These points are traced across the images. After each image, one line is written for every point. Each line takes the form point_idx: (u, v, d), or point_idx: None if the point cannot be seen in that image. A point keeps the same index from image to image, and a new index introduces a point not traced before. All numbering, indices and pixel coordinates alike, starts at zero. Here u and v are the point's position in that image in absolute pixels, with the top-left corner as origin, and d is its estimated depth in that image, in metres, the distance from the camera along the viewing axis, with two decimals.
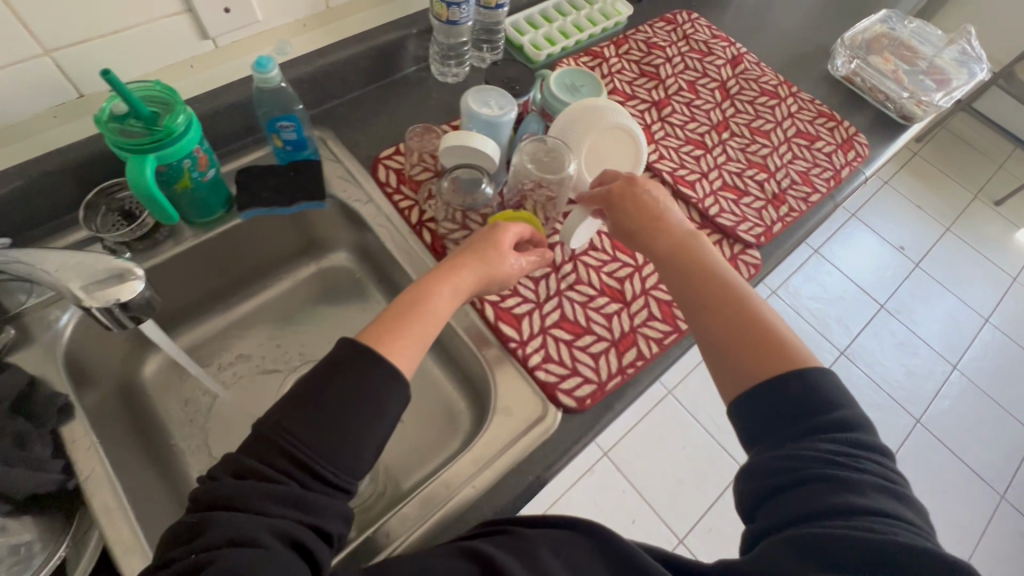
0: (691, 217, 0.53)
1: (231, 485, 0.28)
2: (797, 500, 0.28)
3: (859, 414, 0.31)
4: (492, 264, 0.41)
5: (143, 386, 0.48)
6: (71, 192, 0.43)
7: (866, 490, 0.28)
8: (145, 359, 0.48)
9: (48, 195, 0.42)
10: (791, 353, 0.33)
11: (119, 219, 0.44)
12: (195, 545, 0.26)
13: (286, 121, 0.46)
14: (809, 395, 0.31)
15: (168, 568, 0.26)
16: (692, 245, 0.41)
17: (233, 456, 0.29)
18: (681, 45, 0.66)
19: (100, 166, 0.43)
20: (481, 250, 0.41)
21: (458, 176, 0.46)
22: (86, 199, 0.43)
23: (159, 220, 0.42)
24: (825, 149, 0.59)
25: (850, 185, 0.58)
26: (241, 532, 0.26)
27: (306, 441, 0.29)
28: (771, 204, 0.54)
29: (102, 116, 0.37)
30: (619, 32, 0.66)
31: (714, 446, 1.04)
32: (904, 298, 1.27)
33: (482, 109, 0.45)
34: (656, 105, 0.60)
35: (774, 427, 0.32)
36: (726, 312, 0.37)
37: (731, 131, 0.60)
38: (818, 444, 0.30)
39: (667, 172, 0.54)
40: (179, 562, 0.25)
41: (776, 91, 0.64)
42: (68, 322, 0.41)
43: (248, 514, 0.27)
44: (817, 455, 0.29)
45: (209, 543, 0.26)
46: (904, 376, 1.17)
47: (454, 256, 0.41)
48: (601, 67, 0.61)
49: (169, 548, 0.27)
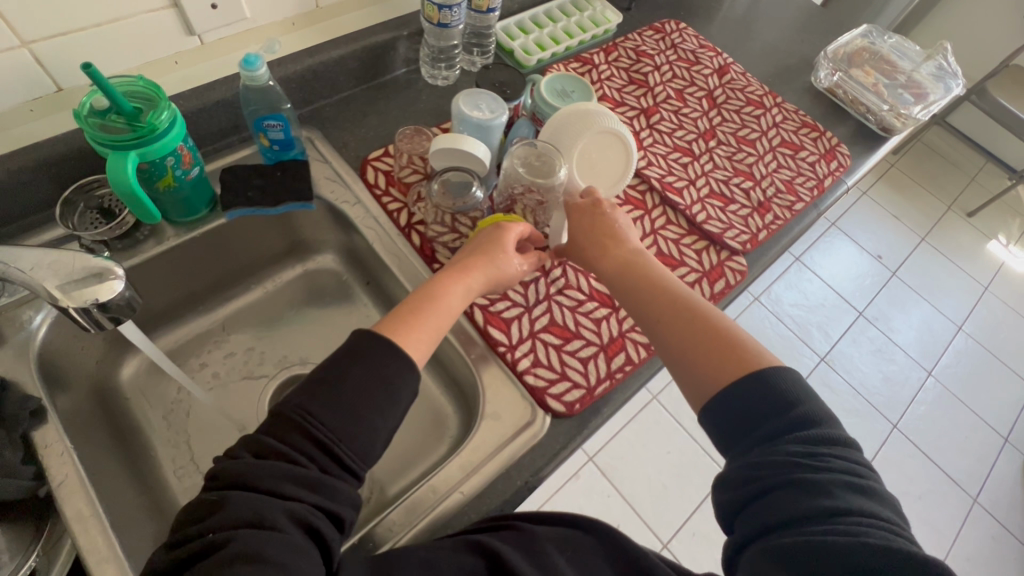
0: (678, 223, 0.54)
1: (248, 465, 0.27)
2: (770, 506, 0.28)
3: (820, 408, 0.31)
4: (500, 265, 0.41)
5: (120, 389, 0.46)
6: (48, 188, 0.42)
7: (834, 490, 0.28)
8: (122, 362, 0.47)
9: (24, 192, 0.41)
10: (751, 356, 0.34)
11: (97, 217, 0.43)
12: (212, 524, 0.25)
13: (272, 120, 0.45)
14: (771, 398, 0.32)
15: (186, 548, 0.25)
16: (643, 261, 0.42)
17: (253, 434, 0.29)
18: (669, 54, 0.66)
19: (78, 162, 0.42)
20: (489, 249, 0.41)
21: (447, 179, 0.46)
22: (63, 195, 0.42)
23: (140, 218, 0.41)
24: (808, 159, 0.61)
25: (833, 194, 0.60)
26: (257, 515, 0.26)
27: (323, 427, 0.29)
28: (756, 211, 0.55)
29: (81, 112, 0.36)
30: (608, 39, 0.67)
31: (698, 451, 1.05)
32: (881, 305, 1.30)
33: (473, 112, 0.45)
34: (644, 113, 0.61)
35: (740, 430, 0.32)
36: (681, 320, 0.38)
37: (718, 139, 0.60)
38: (783, 447, 0.30)
39: (655, 179, 0.55)
40: (197, 540, 0.25)
41: (762, 101, 0.65)
42: (42, 322, 0.40)
43: (266, 495, 0.27)
44: (783, 457, 0.29)
45: (228, 522, 0.25)
46: (882, 383, 1.19)
47: (463, 256, 0.42)
48: (590, 73, 0.62)
49: (187, 527, 0.26)
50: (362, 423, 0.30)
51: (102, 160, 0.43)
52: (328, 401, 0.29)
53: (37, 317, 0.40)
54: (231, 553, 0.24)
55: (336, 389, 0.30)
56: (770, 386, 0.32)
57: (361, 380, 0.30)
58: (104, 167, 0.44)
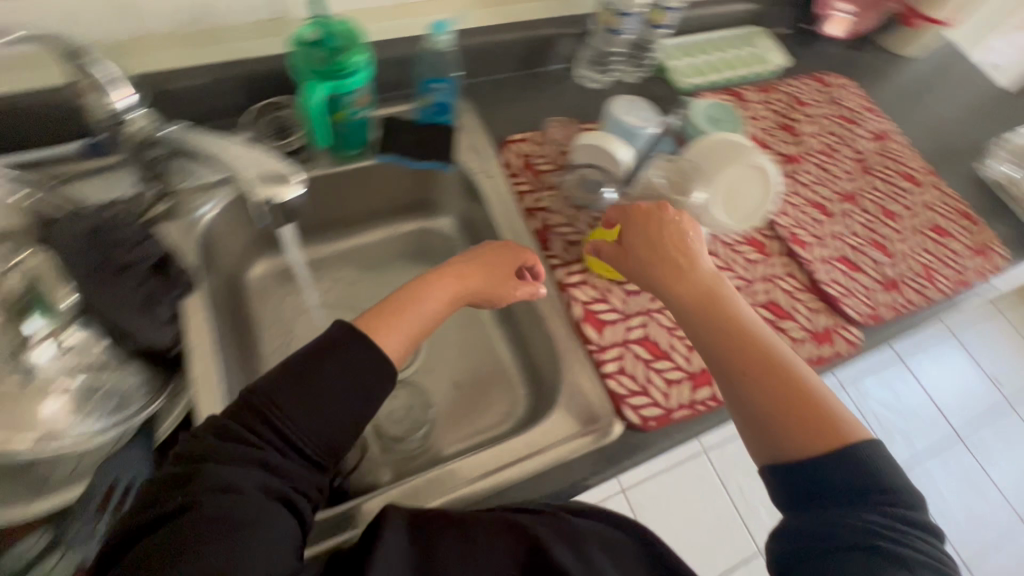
0: (799, 276, 0.52)
1: (214, 441, 0.29)
2: (838, 567, 0.28)
3: (904, 477, 0.31)
4: (501, 288, 0.43)
5: (247, 286, 0.52)
6: (243, 99, 0.48)
7: (915, 566, 0.28)
8: (254, 263, 0.52)
9: (226, 97, 0.47)
10: (816, 413, 0.32)
11: (273, 129, 0.48)
12: (182, 490, 0.27)
13: (438, 83, 0.50)
14: (854, 465, 0.31)
15: (148, 512, 0.27)
16: (720, 291, 0.38)
17: (220, 418, 0.31)
18: (828, 107, 0.64)
19: (275, 83, 0.48)
20: (495, 273, 0.43)
21: (583, 173, 0.48)
22: (254, 106, 0.48)
23: (312, 139, 0.47)
24: (957, 249, 0.56)
25: (972, 294, 0.55)
26: (220, 484, 0.27)
27: (284, 427, 0.30)
28: (884, 287, 0.52)
29: (297, 38, 0.41)
30: (771, 78, 0.66)
31: (736, 521, 1.00)
32: (985, 433, 1.16)
33: (624, 117, 0.47)
34: (787, 159, 0.59)
35: (810, 488, 0.32)
36: (745, 368, 0.35)
37: (859, 203, 0.57)
38: (865, 515, 0.30)
39: (784, 227, 0.53)
40: (159, 506, 0.27)
41: (915, 176, 0.61)
42: (210, 211, 0.44)
43: (226, 466, 0.28)
44: (861, 526, 0.29)
45: (189, 490, 0.27)
46: (962, 517, 1.07)
47: (463, 267, 0.42)
48: (741, 108, 0.61)
49: (158, 489, 0.28)
50: (321, 428, 0.31)
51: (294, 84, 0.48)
52: (276, 395, 0.31)
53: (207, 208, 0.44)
54: (188, 518, 0.26)
55: (299, 390, 0.31)
56: (850, 453, 0.31)
57: (315, 383, 0.31)
58: (292, 90, 0.49)
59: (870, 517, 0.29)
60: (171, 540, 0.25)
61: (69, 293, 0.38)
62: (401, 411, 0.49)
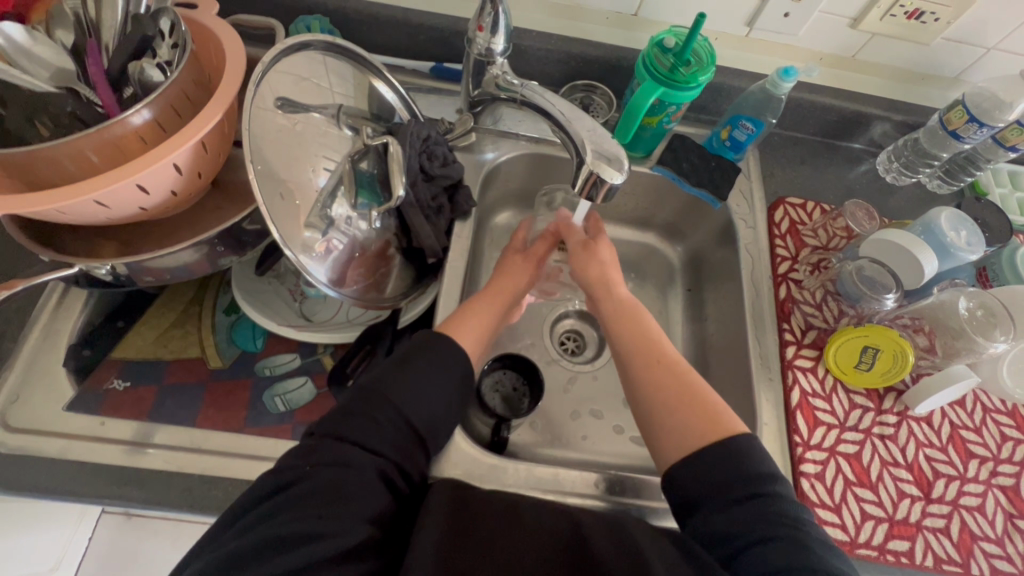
0: (760, 410, 0.68)
1: (236, 530, 0.43)
2: (764, 554, 0.44)
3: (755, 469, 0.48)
4: (481, 307, 0.65)
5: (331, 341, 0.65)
6: (331, 180, 0.59)
7: (774, 524, 0.45)
8: (345, 331, 0.66)
9: (326, 176, 0.59)
10: (709, 421, 0.53)
11: (346, 184, 0.60)
12: (225, 533, 0.43)
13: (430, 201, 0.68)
14: (728, 468, 0.49)
15: (232, 542, 0.42)
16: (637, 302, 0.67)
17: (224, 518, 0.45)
18: (815, 230, 0.79)
19: (366, 182, 0.61)
20: (485, 297, 0.67)
21: (591, 193, 0.59)
22: (337, 167, 0.60)
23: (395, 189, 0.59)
24: (910, 379, 0.70)
25: (930, 399, 0.66)
26: (293, 518, 0.42)
27: (295, 491, 0.44)
28: (841, 429, 0.67)
29: None
30: (764, 208, 0.80)
31: None
32: None
33: (600, 156, 0.56)
34: (776, 289, 0.75)
35: (718, 488, 0.48)
36: (653, 354, 0.61)
37: (830, 347, 0.70)
38: (744, 505, 0.47)
39: (756, 355, 0.71)
40: (230, 539, 0.42)
41: (919, 273, 0.66)
42: (319, 269, 0.59)
43: (267, 521, 0.42)
44: (766, 519, 0.46)
45: (241, 529, 0.43)
46: None
47: (480, 298, 0.67)
48: (750, 238, 0.78)
49: (219, 530, 0.44)
50: (337, 511, 0.44)
51: (369, 178, 0.61)
52: (287, 454, 0.49)
53: (287, 256, 0.56)
54: (265, 529, 0.42)
55: (314, 469, 0.46)
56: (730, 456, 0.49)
57: (309, 456, 0.48)
58: (365, 176, 0.61)
59: (748, 507, 0.46)
60: (246, 531, 0.42)
61: (288, 355, 0.65)
62: (408, 446, 0.52)
